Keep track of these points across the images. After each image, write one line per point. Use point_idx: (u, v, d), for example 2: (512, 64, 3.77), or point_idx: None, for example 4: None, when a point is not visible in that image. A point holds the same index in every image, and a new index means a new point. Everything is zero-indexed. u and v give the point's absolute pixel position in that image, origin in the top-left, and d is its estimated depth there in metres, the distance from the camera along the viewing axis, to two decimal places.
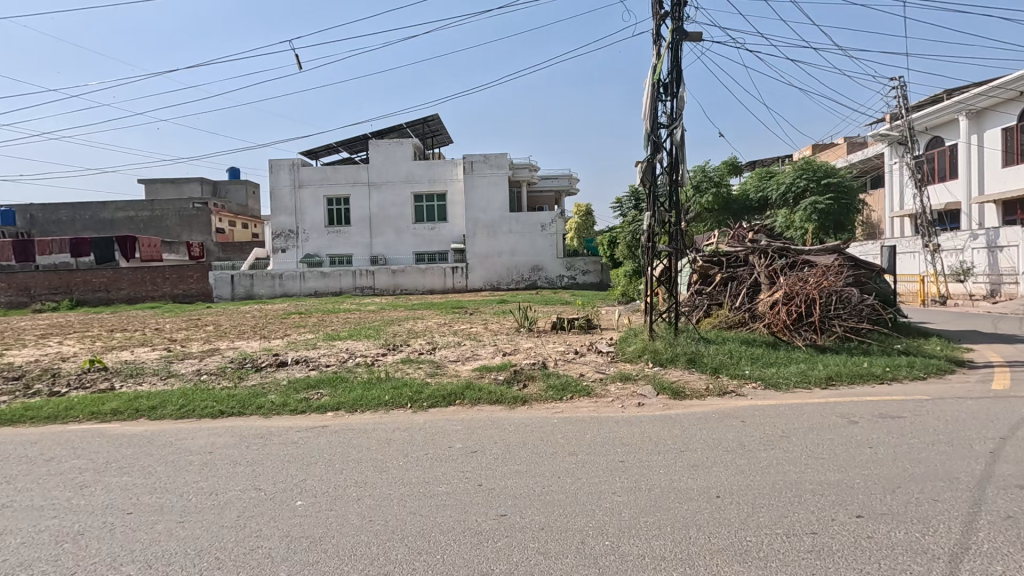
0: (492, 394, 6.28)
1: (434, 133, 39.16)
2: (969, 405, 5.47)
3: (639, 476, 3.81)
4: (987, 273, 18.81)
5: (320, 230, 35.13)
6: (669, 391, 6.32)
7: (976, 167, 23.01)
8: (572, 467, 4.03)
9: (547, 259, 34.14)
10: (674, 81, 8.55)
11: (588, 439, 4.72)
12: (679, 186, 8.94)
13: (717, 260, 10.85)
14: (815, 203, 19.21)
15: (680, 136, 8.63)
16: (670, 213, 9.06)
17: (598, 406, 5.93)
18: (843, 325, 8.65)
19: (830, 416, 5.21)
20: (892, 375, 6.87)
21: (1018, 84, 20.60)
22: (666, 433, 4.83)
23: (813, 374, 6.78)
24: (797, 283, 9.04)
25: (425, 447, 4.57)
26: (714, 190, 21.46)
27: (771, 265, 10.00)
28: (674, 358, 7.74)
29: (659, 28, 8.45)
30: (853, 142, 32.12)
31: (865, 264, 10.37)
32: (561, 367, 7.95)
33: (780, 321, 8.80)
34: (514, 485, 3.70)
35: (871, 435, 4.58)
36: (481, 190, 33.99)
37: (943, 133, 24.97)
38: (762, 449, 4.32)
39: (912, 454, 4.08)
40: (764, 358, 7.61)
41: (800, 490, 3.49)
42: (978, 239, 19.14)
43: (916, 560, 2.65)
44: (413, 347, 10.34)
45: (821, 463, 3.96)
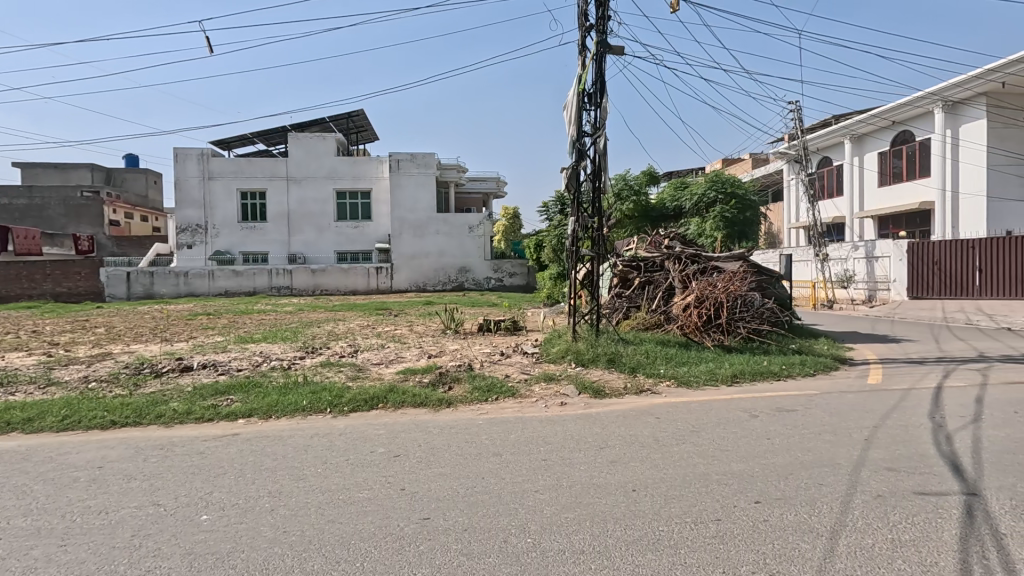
0: (417, 396, 6.19)
1: (358, 128, 37.96)
2: (850, 398, 6.13)
3: (561, 473, 3.92)
4: (865, 280, 21.18)
5: (233, 225, 32.99)
6: (590, 391, 6.54)
7: (857, 186, 25.86)
8: (496, 467, 4.07)
9: (473, 260, 34.14)
10: (598, 91, 8.87)
11: (511, 440, 4.77)
12: (602, 194, 9.30)
13: (636, 264, 11.36)
14: (723, 213, 20.74)
15: (603, 145, 8.96)
16: (593, 219, 9.39)
17: (523, 406, 6.02)
18: (746, 326, 9.38)
19: (735, 411, 5.65)
20: (786, 372, 7.56)
21: (890, 114, 23.46)
22: (587, 430, 5.01)
23: (720, 373, 7.30)
24: (707, 287, 9.70)
25: (345, 453, 4.42)
26: (634, 198, 22.48)
27: (684, 271, 10.61)
28: (596, 358, 8.04)
29: (584, 39, 8.72)
30: (756, 158, 34.94)
31: (766, 270, 11.28)
32: (486, 369, 8.00)
33: (692, 323, 9.39)
34: (438, 487, 3.68)
35: (769, 427, 5.01)
36: (408, 189, 33.37)
37: (831, 154, 27.83)
38: (675, 443, 4.59)
39: (802, 444, 4.51)
40: (677, 357, 8.09)
41: (707, 480, 3.75)
42: (858, 250, 21.46)
43: (803, 538, 2.93)
44: (334, 349, 9.97)
45: (725, 454, 4.28)
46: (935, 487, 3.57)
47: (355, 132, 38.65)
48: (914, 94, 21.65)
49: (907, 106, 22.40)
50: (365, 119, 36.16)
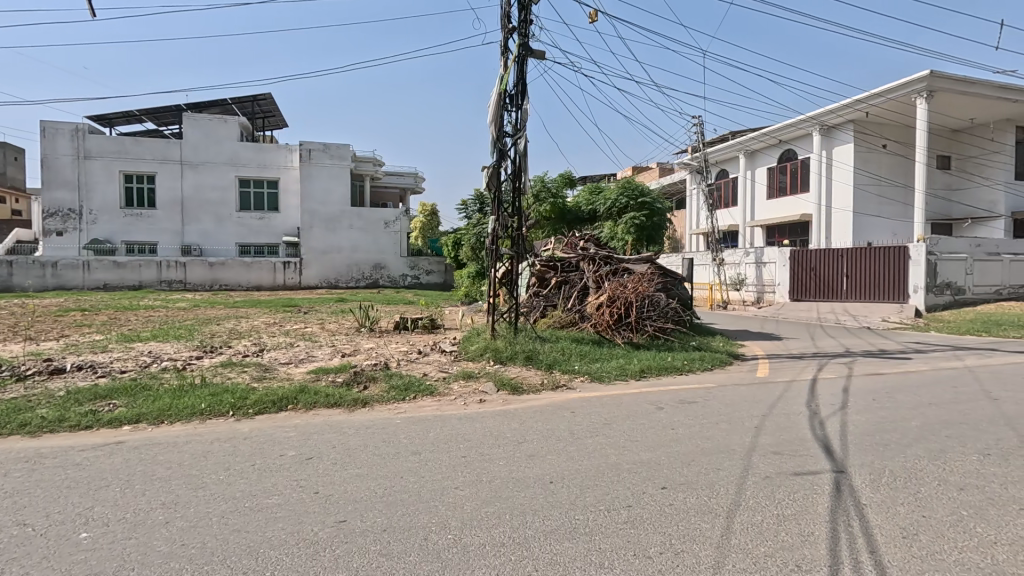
0: (330, 396, 5.94)
1: (266, 112, 35.61)
2: (742, 390, 6.74)
3: (480, 469, 3.95)
4: (754, 283, 23.44)
5: (114, 211, 29.70)
6: (508, 388, 6.64)
7: (749, 198, 28.40)
8: (415, 466, 4.02)
9: (389, 257, 33.24)
10: (519, 93, 9.02)
11: (431, 438, 4.73)
12: (522, 194, 9.46)
13: (553, 264, 11.73)
14: (634, 219, 21.79)
15: (523, 146, 9.13)
16: (513, 219, 9.54)
17: (441, 405, 5.99)
18: (653, 324, 9.97)
19: (643, 404, 6.01)
20: (688, 367, 8.15)
21: (778, 134, 26.03)
22: (506, 426, 5.09)
23: (630, 369, 7.71)
24: (619, 287, 10.22)
25: (252, 458, 4.14)
26: (551, 200, 23.07)
27: (598, 271, 11.10)
28: (514, 355, 8.18)
29: (507, 41, 8.82)
30: (663, 167, 37.27)
31: (671, 273, 12.08)
32: (403, 367, 7.85)
33: (604, 321, 9.83)
34: (354, 489, 3.56)
35: (673, 418, 5.39)
36: (320, 180, 31.83)
37: (727, 167, 30.36)
38: (588, 436, 4.79)
39: (702, 433, 4.89)
40: (590, 354, 8.44)
41: (619, 469, 3.96)
42: (750, 256, 23.75)
43: (704, 519, 3.18)
44: (236, 348, 9.27)
45: (635, 445, 4.54)
46: (812, 467, 4.03)
47: (262, 117, 36.23)
48: (798, 117, 24.17)
49: (791, 128, 24.97)
50: (272, 103, 34.01)
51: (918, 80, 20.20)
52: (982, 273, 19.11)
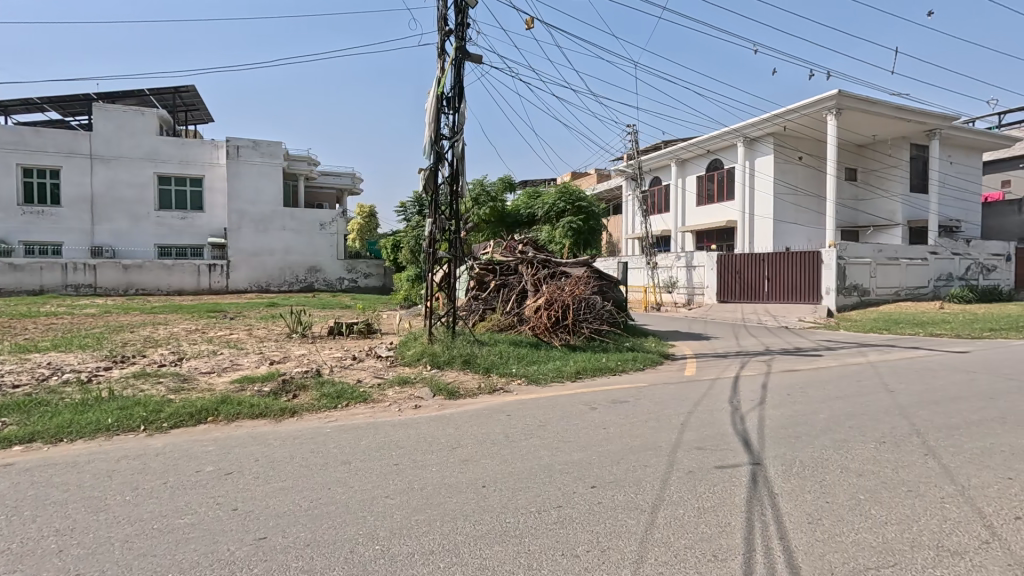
0: (254, 406, 5.65)
1: (189, 105, 33.52)
2: (671, 388, 7.03)
3: (412, 476, 3.88)
4: (685, 286, 24.50)
5: (10, 208, 26.95)
6: (444, 392, 6.57)
7: (680, 204, 29.72)
8: (344, 476, 3.89)
9: (325, 259, 32.09)
10: (456, 96, 8.98)
11: (361, 446, 4.59)
12: (459, 197, 9.43)
13: (491, 267, 11.77)
14: (571, 222, 22.28)
15: (460, 149, 9.09)
16: (451, 222, 9.47)
17: (375, 411, 5.83)
18: (589, 326, 10.21)
19: (578, 404, 6.14)
20: (621, 367, 8.42)
21: (705, 144, 27.46)
22: (441, 432, 5.03)
23: (566, 370, 7.86)
24: (556, 290, 10.39)
25: (164, 476, 3.86)
26: (490, 203, 23.11)
27: (536, 274, 11.24)
28: (451, 359, 8.12)
29: (443, 43, 8.77)
30: (601, 173, 38.35)
31: (607, 276, 12.40)
32: (337, 374, 7.60)
33: (542, 324, 9.96)
34: (276, 504, 3.40)
35: (605, 417, 5.54)
36: (248, 179, 30.28)
37: (660, 174, 31.65)
38: (523, 438, 4.83)
39: (631, 431, 5.03)
40: (528, 356, 8.52)
41: (551, 471, 4.01)
42: (681, 260, 24.78)
43: (629, 515, 3.29)
44: (151, 358, 8.61)
45: (568, 445, 4.62)
46: (731, 460, 4.26)
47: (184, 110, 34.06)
48: (723, 129, 25.60)
49: (718, 139, 26.41)
50: (196, 96, 32.06)
51: (828, 98, 21.93)
52: (884, 277, 21.01)
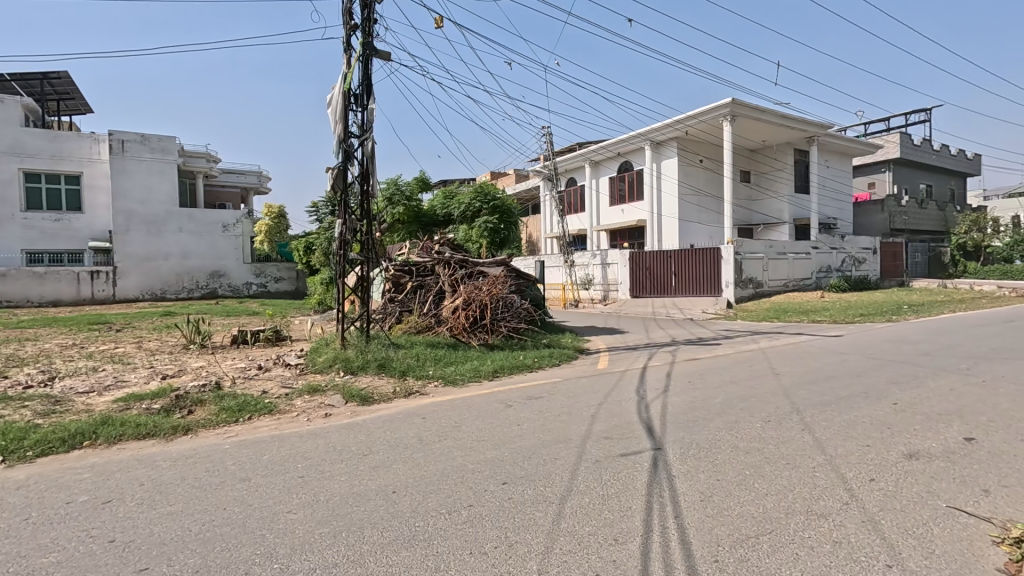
0: (140, 426, 5.15)
1: (62, 94, 29.93)
2: (583, 382, 7.31)
3: (319, 488, 3.73)
4: (601, 283, 25.30)
5: None
6: (358, 398, 6.38)
7: (594, 204, 30.84)
8: (243, 493, 3.66)
9: (229, 263, 29.95)
10: (365, 93, 8.73)
11: (264, 461, 4.34)
12: (370, 197, 9.18)
13: (408, 268, 11.59)
14: (487, 222, 22.44)
15: (370, 148, 8.86)
16: (363, 222, 9.18)
17: (280, 423, 5.54)
18: (506, 325, 10.31)
19: (493, 403, 6.20)
20: (538, 364, 8.59)
21: (614, 148, 28.74)
22: (352, 439, 4.88)
23: (483, 370, 7.89)
24: (473, 290, 10.39)
25: (26, 511, 3.42)
26: (405, 203, 22.73)
27: (453, 275, 11.18)
28: (366, 364, 7.89)
29: (349, 38, 8.48)
30: (519, 174, 39.04)
31: (524, 275, 12.58)
32: (239, 386, 7.10)
33: (459, 324, 9.94)
34: (165, 530, 3.14)
35: (519, 414, 5.65)
36: (137, 176, 27.59)
37: (574, 175, 32.69)
38: (437, 441, 4.79)
39: (544, 426, 5.16)
40: (445, 358, 8.45)
41: (464, 471, 4.03)
42: (596, 258, 25.54)
43: (538, 508, 3.38)
44: (13, 379, 7.56)
45: (482, 445, 4.66)
46: (636, 447, 4.50)
47: (55, 98, 30.36)
48: (630, 133, 26.93)
49: (626, 143, 27.72)
50: (70, 82, 28.68)
51: (723, 106, 23.70)
52: (775, 270, 23.10)
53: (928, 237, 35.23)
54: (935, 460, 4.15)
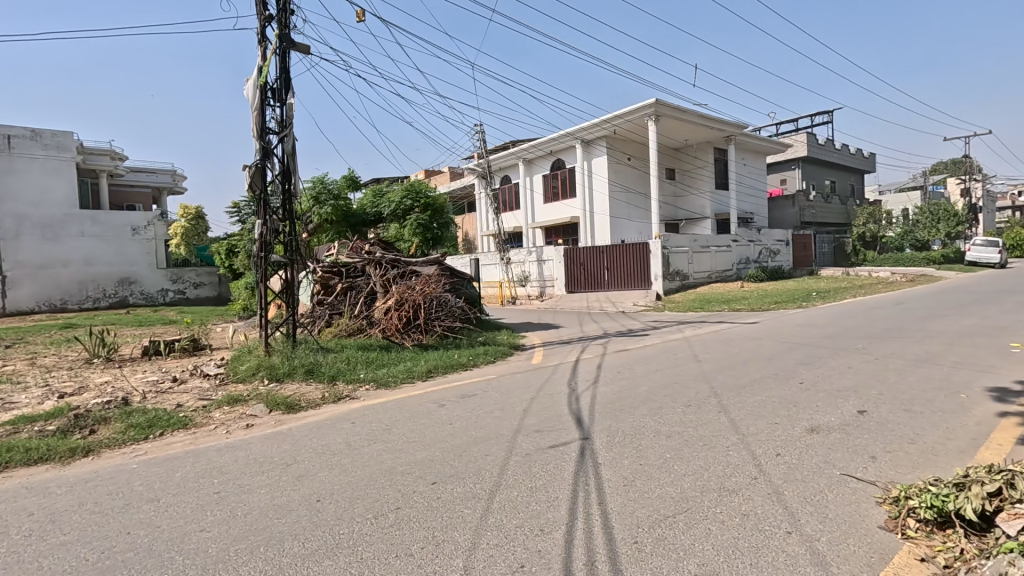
0: (32, 450, 4.68)
1: None
2: (516, 378, 7.39)
3: (236, 503, 3.54)
4: (537, 279, 25.64)
5: None
6: (283, 406, 6.11)
7: (529, 202, 31.13)
8: (151, 515, 3.42)
9: (141, 269, 27.80)
10: (283, 88, 8.35)
11: (175, 479, 4.07)
12: (293, 197, 8.79)
13: (336, 269, 11.24)
14: (418, 220, 22.33)
15: (291, 145, 8.48)
16: (286, 223, 8.77)
17: (195, 437, 5.20)
18: (441, 325, 10.20)
19: (426, 403, 6.14)
20: (473, 362, 8.59)
21: (546, 147, 29.21)
22: (274, 450, 4.67)
23: (416, 371, 7.79)
24: (406, 290, 10.21)
25: None
26: (332, 203, 21.30)
27: (385, 275, 10.93)
28: (292, 371, 7.58)
29: (263, 29, 8.08)
30: (453, 172, 38.93)
31: (459, 273, 12.51)
32: (151, 401, 6.61)
33: (392, 325, 9.74)
34: (56, 562, 2.88)
35: (451, 413, 5.62)
36: (28, 176, 25.01)
37: (509, 173, 32.81)
38: (366, 445, 4.69)
39: (475, 424, 5.17)
40: (377, 360, 8.27)
41: (392, 473, 3.96)
42: (532, 255, 25.81)
43: (466, 505, 3.38)
44: None
45: (412, 445, 4.60)
46: (564, 438, 4.60)
47: None
48: (560, 133, 27.47)
49: (557, 141, 28.24)
50: None
51: (647, 107, 24.65)
52: (699, 262, 24.35)
53: (832, 229, 38.38)
54: (832, 432, 4.54)
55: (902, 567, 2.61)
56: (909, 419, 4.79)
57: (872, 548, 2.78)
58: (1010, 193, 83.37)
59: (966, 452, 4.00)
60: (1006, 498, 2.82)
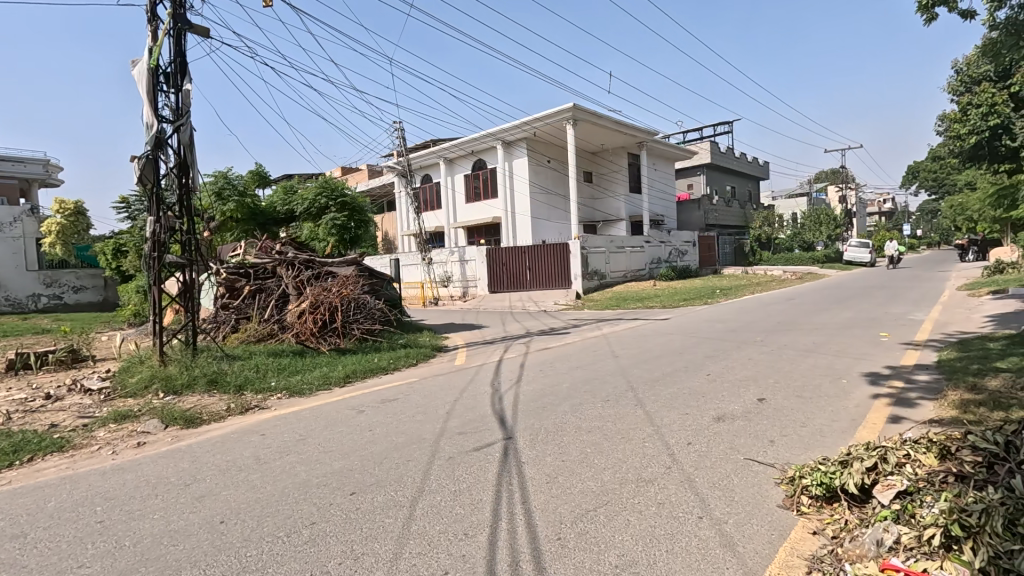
0: None
1: None
2: (439, 380, 7.27)
3: (124, 532, 3.18)
4: (460, 280, 25.43)
5: None
6: (182, 420, 5.58)
7: (450, 201, 30.86)
8: (15, 555, 2.97)
9: (6, 271, 24.62)
10: (177, 72, 7.65)
11: (47, 510, 3.57)
12: (191, 192, 8.08)
13: (243, 271, 10.51)
14: (334, 219, 21.27)
15: (188, 135, 7.80)
16: (183, 220, 8.02)
17: (72, 462, 4.60)
18: (360, 328, 9.81)
19: (343, 410, 5.87)
20: (394, 366, 8.35)
21: (467, 146, 29.13)
22: (171, 469, 4.24)
23: (333, 376, 7.43)
24: (321, 292, 9.72)
25: None
26: (237, 199, 20.51)
27: (298, 276, 10.34)
28: (192, 382, 6.94)
29: (154, 6, 7.34)
30: (372, 170, 37.84)
31: (378, 274, 12.10)
32: (16, 422, 5.77)
33: (307, 330, 9.26)
34: None
35: (371, 419, 5.41)
36: None
37: (430, 172, 32.36)
38: (277, 458, 4.39)
39: (396, 429, 5.01)
40: (290, 367, 7.81)
41: (307, 487, 3.73)
42: (454, 255, 25.56)
43: (387, 515, 3.25)
44: None
45: (329, 455, 4.37)
46: (488, 439, 4.58)
47: None
48: (482, 133, 27.52)
49: (478, 142, 28.27)
50: None
51: (566, 110, 25.29)
52: (615, 262, 25.40)
53: (733, 230, 41.53)
54: (736, 420, 4.88)
55: (797, 542, 2.84)
56: (800, 404, 5.27)
57: (773, 526, 3.00)
58: (878, 199, 94.61)
59: (848, 432, 4.45)
60: (880, 470, 3.16)
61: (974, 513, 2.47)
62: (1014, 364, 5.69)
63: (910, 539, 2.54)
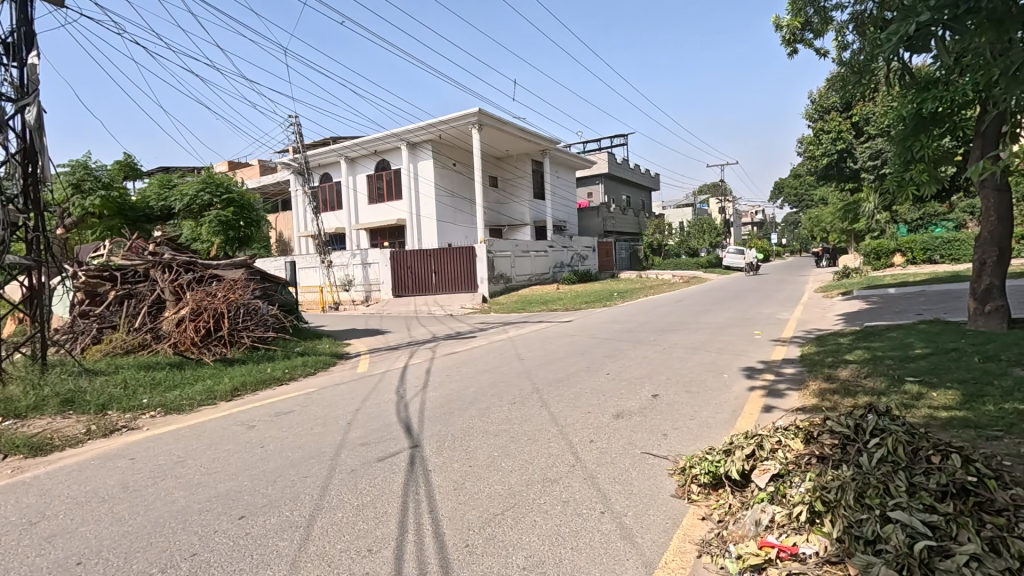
0: None
1: None
2: (339, 389, 6.92)
3: None
4: (361, 284, 24.38)
5: None
6: (27, 448, 4.78)
7: (351, 202, 29.63)
8: None
9: None
10: (21, 43, 6.59)
11: None
12: (40, 182, 6.99)
13: (107, 274, 9.33)
14: (219, 216, 19.57)
15: (35, 117, 6.73)
16: (29, 215, 6.88)
17: None
18: (250, 336, 9.08)
19: (230, 426, 5.37)
20: (289, 376, 7.79)
21: (370, 145, 28.20)
22: (11, 507, 3.60)
23: (218, 390, 6.76)
24: (204, 297, 8.87)
25: None
26: (101, 192, 17.94)
27: (176, 279, 9.35)
28: (41, 402, 5.97)
29: None
30: (265, 166, 35.39)
31: (271, 277, 11.27)
32: None
33: (187, 338, 8.41)
34: None
35: (264, 435, 5.01)
36: None
37: (329, 170, 30.79)
38: (150, 484, 3.91)
39: (291, 444, 4.68)
40: (166, 381, 7.01)
41: (188, 514, 3.36)
42: (356, 258, 24.54)
43: (281, 537, 3.02)
44: None
45: (214, 477, 3.97)
46: (393, 448, 4.42)
47: None
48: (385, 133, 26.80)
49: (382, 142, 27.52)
50: None
51: (472, 115, 25.39)
52: (520, 266, 25.90)
53: (629, 237, 44.09)
54: (633, 416, 5.15)
55: (688, 528, 3.05)
56: (689, 399, 5.68)
57: (669, 517, 3.18)
58: (751, 211, 105.50)
59: (729, 422, 4.89)
60: (757, 456, 3.50)
61: (832, 489, 2.81)
62: (859, 356, 6.60)
63: (782, 518, 2.83)
